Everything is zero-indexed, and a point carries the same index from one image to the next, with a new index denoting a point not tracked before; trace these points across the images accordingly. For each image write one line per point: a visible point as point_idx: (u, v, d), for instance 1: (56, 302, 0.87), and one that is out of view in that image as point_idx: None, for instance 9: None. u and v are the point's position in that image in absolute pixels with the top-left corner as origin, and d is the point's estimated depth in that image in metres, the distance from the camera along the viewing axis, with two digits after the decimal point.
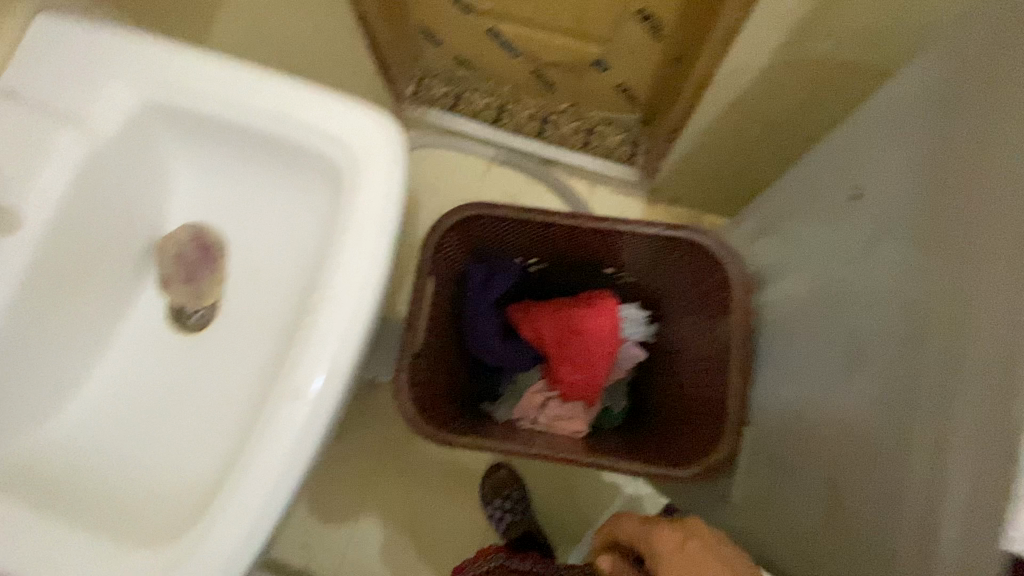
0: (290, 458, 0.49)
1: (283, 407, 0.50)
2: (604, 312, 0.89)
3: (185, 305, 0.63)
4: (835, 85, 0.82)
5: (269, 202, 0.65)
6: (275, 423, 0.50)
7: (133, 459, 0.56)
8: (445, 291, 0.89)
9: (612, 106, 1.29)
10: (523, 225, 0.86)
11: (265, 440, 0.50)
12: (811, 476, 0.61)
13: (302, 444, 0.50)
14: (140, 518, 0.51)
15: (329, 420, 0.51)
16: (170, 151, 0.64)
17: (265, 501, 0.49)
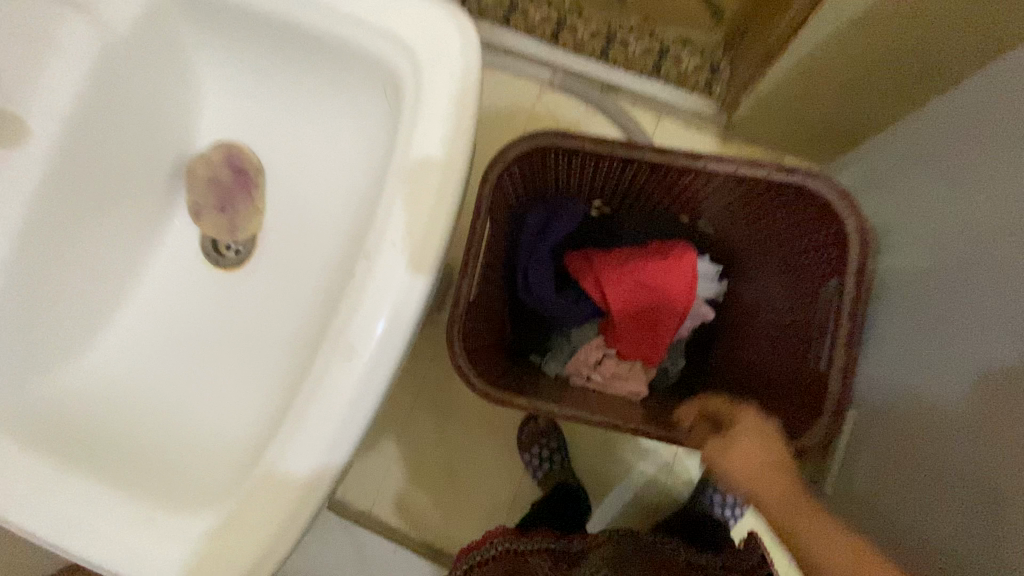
0: (344, 424, 0.43)
1: (335, 365, 0.42)
2: (681, 266, 0.79)
3: (221, 236, 0.56)
4: (953, 37, 0.63)
5: (310, 119, 0.54)
6: (327, 383, 0.43)
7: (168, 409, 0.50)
8: (499, 231, 0.77)
9: (691, 22, 1.11)
10: (596, 159, 0.73)
11: (317, 402, 0.42)
12: (966, 466, 0.55)
13: (359, 407, 0.43)
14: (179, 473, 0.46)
15: (384, 385, 0.43)
16: (197, 55, 0.55)
17: (314, 474, 0.42)
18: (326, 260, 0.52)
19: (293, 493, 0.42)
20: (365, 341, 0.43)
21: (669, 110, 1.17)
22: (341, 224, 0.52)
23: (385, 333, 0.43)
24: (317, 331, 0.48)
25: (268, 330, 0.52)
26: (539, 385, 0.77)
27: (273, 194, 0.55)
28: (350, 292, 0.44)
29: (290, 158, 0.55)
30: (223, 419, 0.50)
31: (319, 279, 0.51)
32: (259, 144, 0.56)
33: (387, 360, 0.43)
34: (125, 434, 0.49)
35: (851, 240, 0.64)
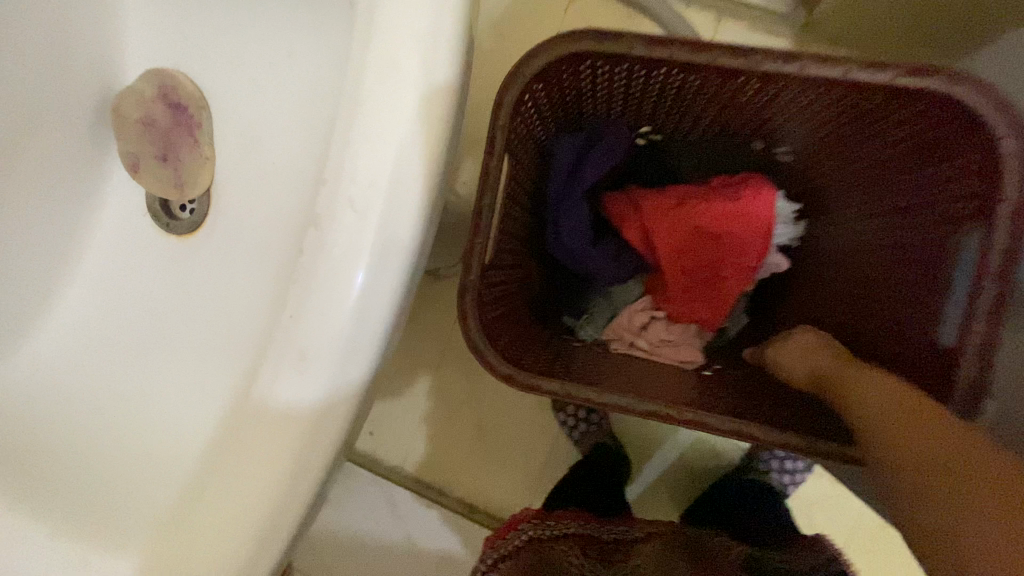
0: (304, 436, 0.34)
1: (287, 364, 0.34)
2: (750, 212, 0.64)
3: (169, 194, 0.45)
4: None
5: (261, 35, 0.42)
6: (280, 391, 0.35)
7: (129, 404, 0.45)
8: (522, 168, 0.63)
9: None
10: (647, 70, 0.56)
11: (271, 408, 0.35)
12: None
13: (322, 417, 0.35)
14: (125, 488, 0.41)
15: (349, 389, 0.35)
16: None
17: (263, 504, 0.35)
18: (284, 221, 0.40)
19: (248, 521, 0.35)
20: (323, 335, 0.34)
21: None
22: (300, 172, 0.40)
23: (353, 323, 0.34)
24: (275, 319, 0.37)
25: (225, 307, 0.43)
26: (571, 355, 0.65)
27: (223, 137, 0.44)
28: (302, 269, 0.34)
29: (240, 90, 0.43)
30: (184, 415, 0.42)
31: (276, 247, 0.40)
32: (203, 72, 0.44)
33: (357, 353, 0.35)
34: (80, 435, 0.44)
35: (1010, 166, 0.46)
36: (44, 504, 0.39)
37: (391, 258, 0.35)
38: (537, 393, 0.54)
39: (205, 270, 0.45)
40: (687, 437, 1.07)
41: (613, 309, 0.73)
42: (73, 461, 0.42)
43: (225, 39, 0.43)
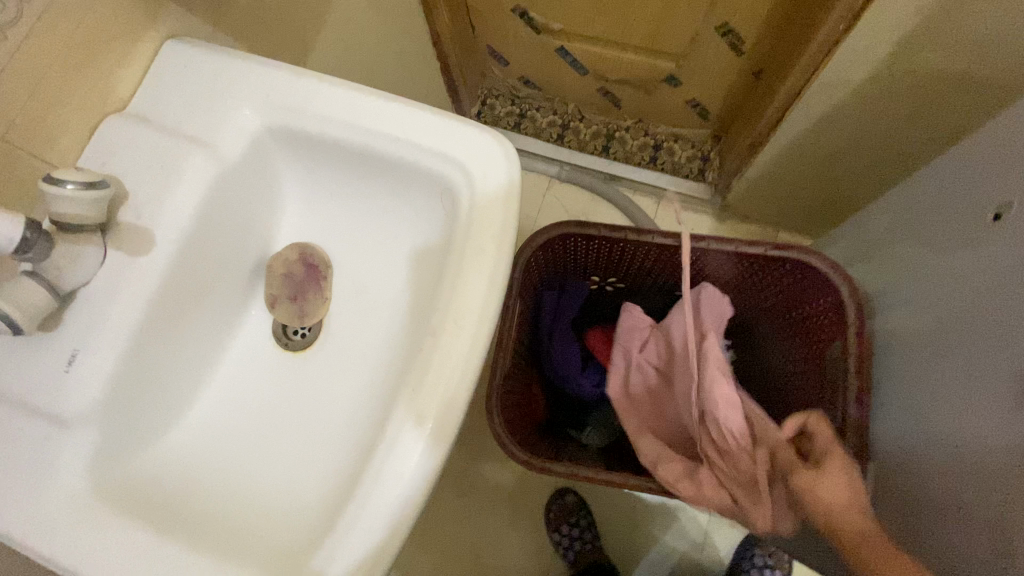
0: (418, 474, 0.49)
1: (406, 432, 0.50)
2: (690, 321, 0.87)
3: (291, 323, 0.63)
4: (917, 110, 0.86)
5: (373, 224, 0.64)
6: (399, 444, 0.49)
7: (250, 474, 0.57)
8: (526, 307, 0.88)
9: (677, 121, 1.35)
10: (610, 244, 0.86)
11: (391, 463, 0.49)
12: (911, 407, 0.72)
13: (429, 464, 0.49)
14: (243, 531, 0.53)
15: (447, 448, 0.50)
16: None
17: (384, 531, 0.47)
18: (394, 337, 0.60)
19: (382, 534, 0.47)
20: (434, 410, 0.50)
21: (666, 196, 1.38)
22: (402, 303, 0.62)
23: (445, 407, 0.50)
24: (390, 395, 0.56)
25: (341, 401, 0.60)
26: (566, 456, 0.83)
27: (341, 284, 0.64)
28: (421, 364, 0.52)
29: (360, 253, 0.65)
30: (312, 481, 0.56)
31: (388, 348, 0.60)
32: (330, 244, 0.66)
33: (455, 412, 0.50)
34: (198, 505, 0.54)
35: (846, 304, 0.75)
36: (179, 532, 0.50)
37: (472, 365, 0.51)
38: (536, 466, 0.74)
39: (320, 375, 0.62)
40: (675, 550, 1.15)
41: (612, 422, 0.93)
42: (200, 516, 0.53)
43: (341, 221, 0.66)
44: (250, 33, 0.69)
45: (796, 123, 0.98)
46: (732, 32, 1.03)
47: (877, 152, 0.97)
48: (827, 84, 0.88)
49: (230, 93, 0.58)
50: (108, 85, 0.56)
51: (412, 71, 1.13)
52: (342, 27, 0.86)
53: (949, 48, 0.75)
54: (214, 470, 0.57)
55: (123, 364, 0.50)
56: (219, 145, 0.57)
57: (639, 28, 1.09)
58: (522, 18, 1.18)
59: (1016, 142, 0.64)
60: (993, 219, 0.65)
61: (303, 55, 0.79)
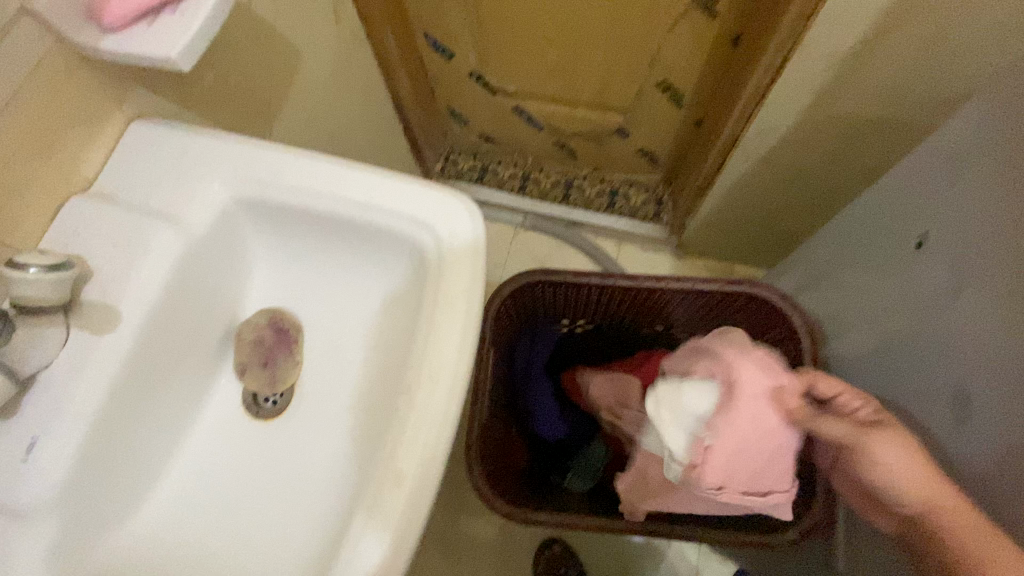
0: (400, 536, 0.48)
1: (385, 492, 0.49)
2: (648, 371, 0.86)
3: (261, 391, 0.62)
4: (840, 151, 0.95)
5: (344, 286, 0.65)
6: (379, 506, 0.49)
7: (223, 554, 0.55)
8: (499, 355, 0.89)
9: (630, 168, 1.43)
10: (576, 289, 0.90)
11: (373, 524, 0.48)
12: None
13: (411, 524, 0.48)
14: None
15: (429, 506, 0.49)
16: None
17: None
18: (368, 396, 0.61)
19: None
20: (411, 469, 0.50)
21: (626, 237, 1.44)
22: (375, 361, 0.62)
23: (424, 463, 0.50)
24: (368, 455, 0.55)
25: (316, 466, 0.59)
26: (549, 505, 0.82)
27: (312, 347, 0.65)
28: (397, 421, 0.52)
29: (332, 315, 0.65)
30: (289, 554, 0.54)
31: (363, 406, 0.60)
32: (300, 309, 0.66)
33: (433, 469, 0.50)
34: None
35: (800, 333, 0.80)
36: None
37: (449, 420, 0.52)
38: (519, 518, 0.73)
39: (293, 441, 0.61)
40: None
41: (595, 466, 0.93)
42: None
43: (310, 284, 0.67)
44: (215, 108, 0.72)
45: (736, 166, 1.06)
46: (672, 87, 1.13)
47: (812, 189, 1.06)
48: (759, 132, 0.96)
49: (198, 168, 0.60)
50: (74, 166, 0.57)
51: (376, 134, 1.18)
52: (306, 98, 0.90)
53: (858, 97, 0.84)
54: (184, 552, 0.54)
55: (87, 447, 0.48)
56: (187, 218, 0.58)
57: (588, 86, 1.18)
58: (479, 81, 1.26)
59: (927, 177, 0.72)
60: (916, 246, 0.72)
61: (267, 127, 0.82)
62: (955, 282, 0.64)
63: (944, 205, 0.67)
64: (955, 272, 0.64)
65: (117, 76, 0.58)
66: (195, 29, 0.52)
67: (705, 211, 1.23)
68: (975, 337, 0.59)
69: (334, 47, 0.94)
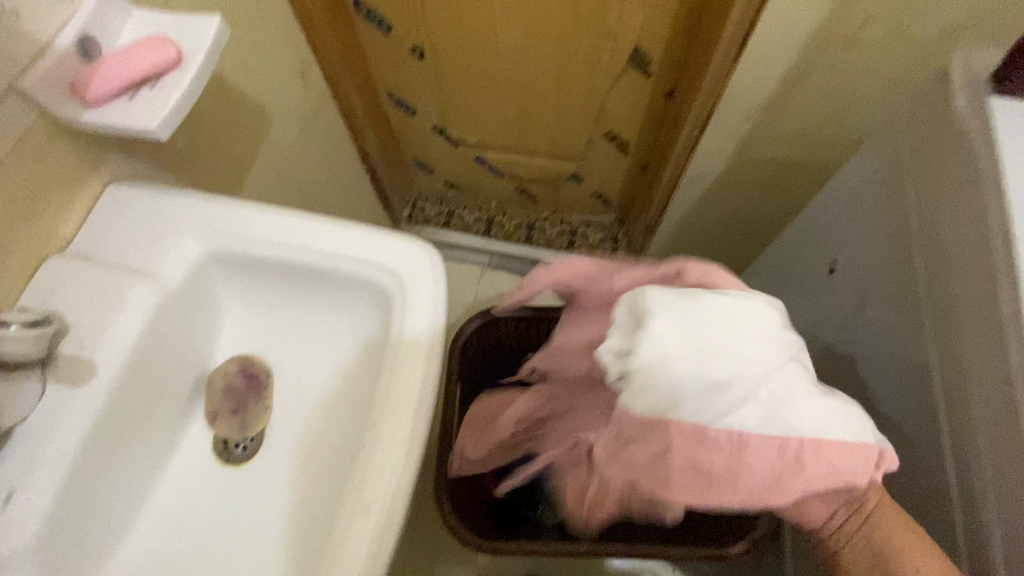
0: (368, 565, 0.51)
1: (354, 524, 0.52)
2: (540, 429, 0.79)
3: (231, 436, 0.65)
4: (768, 191, 1.06)
5: (313, 331, 0.70)
6: (349, 537, 0.52)
7: None
8: (466, 392, 0.93)
9: (587, 209, 1.53)
10: (536, 324, 0.96)
11: (343, 555, 0.51)
12: None
13: (379, 554, 0.51)
14: None
15: (396, 535, 0.52)
16: None
17: None
18: (336, 435, 0.64)
19: None
20: (379, 502, 0.53)
21: None
22: (342, 400, 0.66)
23: (390, 495, 0.53)
24: (337, 490, 0.58)
25: (287, 507, 0.62)
26: (517, 535, 0.85)
27: (282, 391, 0.68)
28: (364, 455, 0.55)
29: (302, 359, 0.69)
30: None
31: (332, 445, 0.64)
32: (270, 355, 0.70)
33: (400, 499, 0.53)
34: None
35: None
36: None
37: (413, 452, 0.55)
38: (488, 549, 0.76)
39: (264, 483, 0.64)
40: None
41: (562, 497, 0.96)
42: None
43: (281, 331, 0.70)
44: (188, 170, 0.77)
45: (679, 206, 1.16)
46: (617, 137, 1.24)
47: (748, 225, 1.16)
48: (695, 176, 1.07)
49: (172, 225, 0.64)
50: (52, 229, 0.60)
51: (343, 186, 1.24)
52: (275, 156, 0.96)
53: (775, 144, 0.95)
54: None
55: (59, 498, 0.50)
56: (161, 273, 0.61)
57: (542, 136, 1.28)
58: (441, 134, 1.34)
59: (834, 213, 0.82)
60: (830, 274, 0.81)
61: (237, 184, 0.87)
62: (862, 303, 0.72)
63: (849, 237, 0.77)
64: (863, 297, 0.72)
65: (96, 145, 0.63)
66: (173, 104, 0.57)
67: (657, 247, 1.33)
68: (882, 351, 0.67)
69: (302, 108, 1.01)
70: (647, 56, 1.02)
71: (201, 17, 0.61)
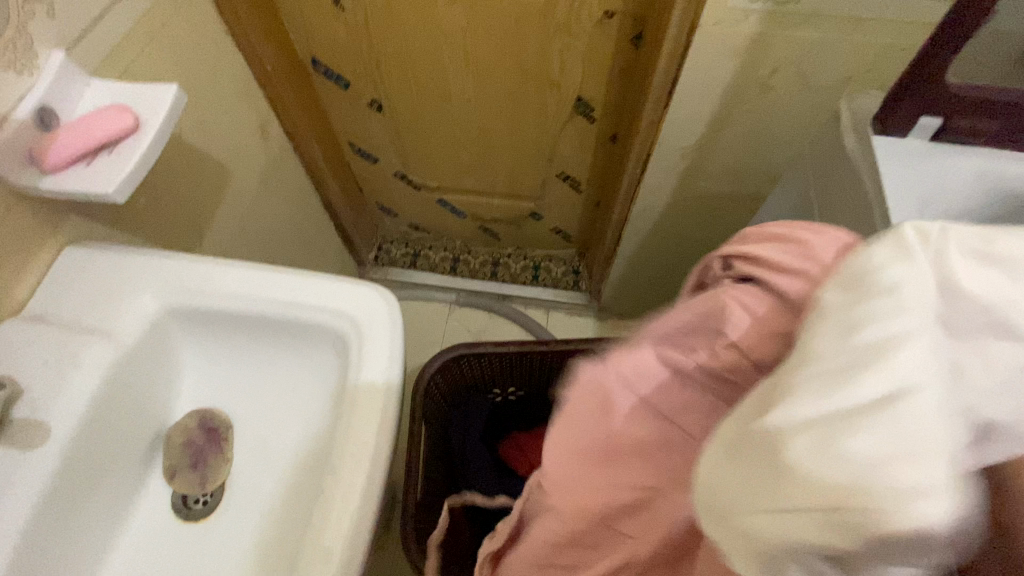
0: None
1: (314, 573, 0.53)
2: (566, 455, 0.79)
3: (191, 492, 0.65)
4: (712, 221, 1.13)
5: (273, 380, 0.71)
6: None
7: None
8: (433, 431, 0.95)
9: (549, 244, 1.58)
10: (499, 358, 0.98)
11: None
12: None
13: None
14: None
15: None
16: None
17: None
18: (298, 484, 0.65)
19: None
20: (339, 548, 0.54)
21: (552, 306, 1.56)
22: (304, 448, 0.66)
23: (350, 540, 0.54)
24: (298, 540, 0.58)
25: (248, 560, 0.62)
26: None
27: (242, 443, 0.69)
28: (324, 502, 0.56)
29: (263, 408, 0.70)
30: None
31: (293, 495, 0.64)
32: (232, 406, 0.71)
33: (359, 544, 0.54)
34: None
35: None
36: None
37: (373, 496, 0.56)
38: None
39: (224, 538, 0.64)
40: None
41: None
42: None
43: (241, 382, 0.71)
44: (148, 228, 0.79)
45: (632, 238, 1.22)
46: (571, 177, 1.31)
47: (697, 253, 1.23)
48: (643, 211, 1.13)
49: (129, 284, 0.65)
50: (5, 293, 0.61)
51: (307, 234, 1.27)
52: (236, 210, 0.99)
53: (712, 179, 1.02)
54: None
55: (9, 568, 0.49)
56: (118, 331, 0.62)
57: (499, 178, 1.34)
58: (403, 180, 1.39)
59: None
60: None
61: (197, 239, 0.89)
62: None
63: None
64: None
65: (53, 211, 0.65)
66: (134, 164, 0.60)
67: (615, 278, 1.38)
68: None
69: (262, 162, 1.04)
70: (590, 103, 1.09)
71: (161, 86, 0.64)
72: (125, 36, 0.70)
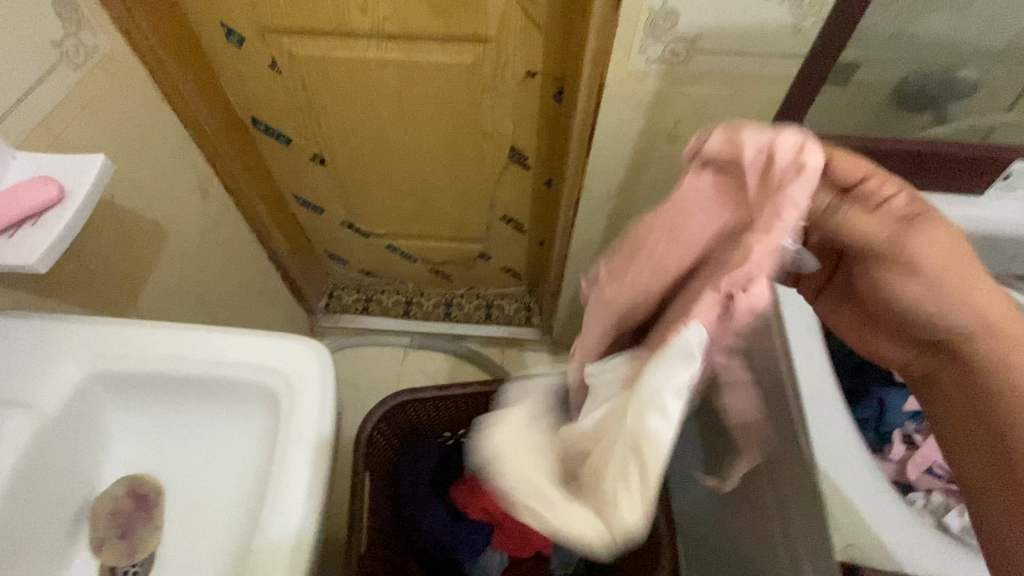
0: None
1: None
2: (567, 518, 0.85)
3: (119, 563, 0.65)
4: None
5: (205, 440, 0.70)
6: None
7: None
8: (380, 478, 0.95)
9: (499, 283, 1.63)
10: (445, 401, 1.00)
11: None
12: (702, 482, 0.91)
13: None
14: None
15: None
16: None
17: None
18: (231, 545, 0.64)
19: None
20: None
21: (506, 342, 1.59)
22: (238, 507, 0.66)
23: None
24: None
25: None
26: None
27: (173, 507, 0.69)
28: (253, 562, 0.56)
29: (195, 470, 0.70)
30: None
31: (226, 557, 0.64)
32: (162, 470, 0.70)
33: None
34: None
35: None
36: None
37: (302, 552, 0.57)
38: None
39: None
40: None
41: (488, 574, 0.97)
42: None
43: (172, 444, 0.71)
44: (81, 293, 0.79)
45: (572, 275, 1.28)
46: (513, 219, 1.37)
47: None
48: (581, 249, 1.19)
49: (53, 352, 0.65)
50: None
51: (253, 287, 1.27)
52: (176, 270, 1.00)
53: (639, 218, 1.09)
54: None
55: None
56: (41, 402, 0.61)
57: (445, 223, 1.38)
58: (350, 228, 1.42)
59: None
60: None
61: (133, 300, 0.89)
62: None
63: None
64: None
65: None
66: (60, 233, 0.61)
67: (563, 312, 1.43)
68: None
69: (203, 220, 1.06)
70: (524, 151, 1.16)
71: (89, 156, 0.66)
72: (55, 107, 0.72)
